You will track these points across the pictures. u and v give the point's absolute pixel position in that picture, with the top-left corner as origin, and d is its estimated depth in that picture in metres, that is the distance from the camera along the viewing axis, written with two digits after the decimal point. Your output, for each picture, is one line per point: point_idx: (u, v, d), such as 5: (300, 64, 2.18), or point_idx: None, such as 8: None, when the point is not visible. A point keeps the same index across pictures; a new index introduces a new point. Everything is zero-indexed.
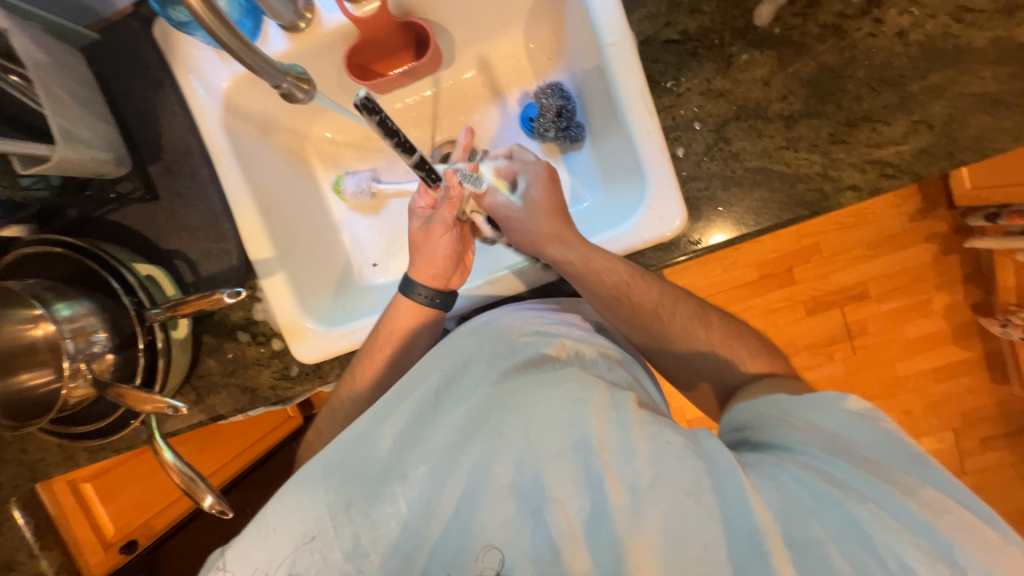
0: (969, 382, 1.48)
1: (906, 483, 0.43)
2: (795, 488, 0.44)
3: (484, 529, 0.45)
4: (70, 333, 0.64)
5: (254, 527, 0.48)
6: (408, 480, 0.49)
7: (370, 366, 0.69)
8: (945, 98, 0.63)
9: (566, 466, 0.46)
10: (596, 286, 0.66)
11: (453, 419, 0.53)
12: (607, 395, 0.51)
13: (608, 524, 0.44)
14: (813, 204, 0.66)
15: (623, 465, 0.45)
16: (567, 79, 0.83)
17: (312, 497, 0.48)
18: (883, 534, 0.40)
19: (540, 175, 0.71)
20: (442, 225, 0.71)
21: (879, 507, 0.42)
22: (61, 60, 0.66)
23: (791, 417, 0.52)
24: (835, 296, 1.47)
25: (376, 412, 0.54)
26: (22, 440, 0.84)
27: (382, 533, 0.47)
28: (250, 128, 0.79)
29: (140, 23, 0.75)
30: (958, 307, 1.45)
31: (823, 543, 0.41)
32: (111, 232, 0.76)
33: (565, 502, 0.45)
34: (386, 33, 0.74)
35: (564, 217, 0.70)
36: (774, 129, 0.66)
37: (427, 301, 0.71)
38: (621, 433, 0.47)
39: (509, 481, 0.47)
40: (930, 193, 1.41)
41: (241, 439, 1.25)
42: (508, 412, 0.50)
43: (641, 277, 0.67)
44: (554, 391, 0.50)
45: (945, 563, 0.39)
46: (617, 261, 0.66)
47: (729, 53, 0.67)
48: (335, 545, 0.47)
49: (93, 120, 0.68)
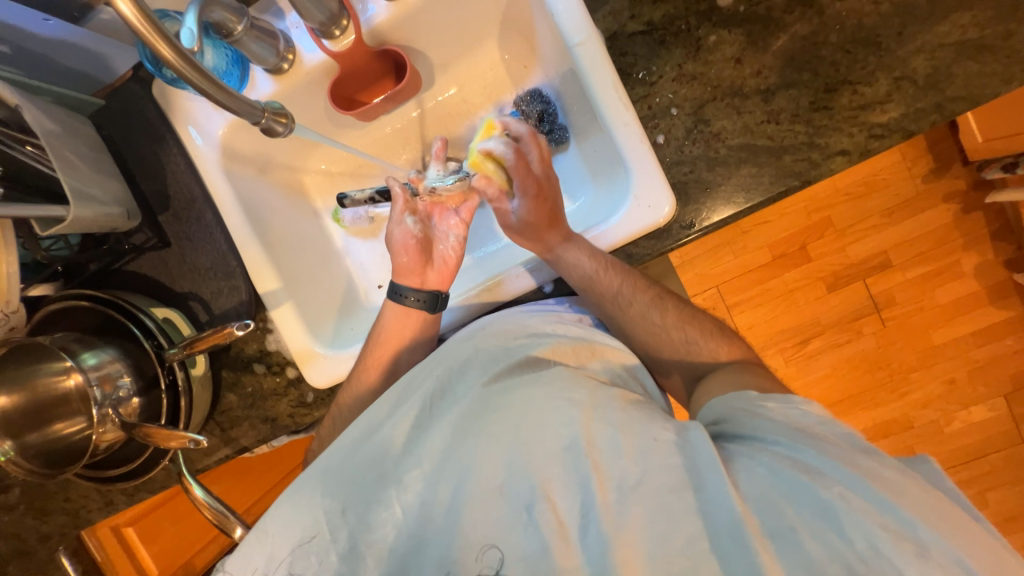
0: (1015, 344, 1.40)
1: (871, 466, 0.44)
2: (769, 478, 0.44)
3: (476, 530, 0.46)
4: (97, 380, 0.68)
5: (252, 534, 0.50)
6: (403, 483, 0.50)
7: (373, 386, 0.70)
8: (925, 51, 0.62)
9: (555, 466, 0.47)
10: (568, 273, 0.69)
11: (445, 421, 0.53)
12: (594, 392, 0.51)
13: (596, 521, 0.44)
14: (803, 173, 0.65)
15: (612, 462, 0.46)
16: (545, 84, 0.85)
17: (310, 500, 0.50)
18: (852, 517, 0.40)
19: (530, 192, 0.68)
20: (394, 218, 0.75)
21: (847, 489, 0.42)
22: (70, 126, 0.70)
23: (759, 408, 0.52)
24: (854, 268, 1.42)
25: (369, 420, 0.55)
26: (66, 489, 0.88)
27: (379, 536, 0.49)
28: (249, 168, 0.83)
29: (140, 84, 0.80)
30: (990, 265, 1.39)
31: (795, 531, 0.41)
32: (130, 281, 0.81)
33: (555, 501, 0.46)
34: (363, 62, 0.76)
35: (556, 226, 0.69)
36: (752, 105, 0.66)
37: (417, 304, 0.73)
38: (610, 431, 0.48)
39: (498, 482, 0.47)
40: (942, 152, 1.36)
41: (272, 472, 1.28)
42: (497, 414, 0.50)
43: (614, 268, 0.68)
44: (545, 390, 0.51)
45: (912, 542, 0.39)
46: (586, 247, 0.68)
47: (697, 36, 0.67)
48: (331, 547, 0.49)
49: (104, 178, 0.72)
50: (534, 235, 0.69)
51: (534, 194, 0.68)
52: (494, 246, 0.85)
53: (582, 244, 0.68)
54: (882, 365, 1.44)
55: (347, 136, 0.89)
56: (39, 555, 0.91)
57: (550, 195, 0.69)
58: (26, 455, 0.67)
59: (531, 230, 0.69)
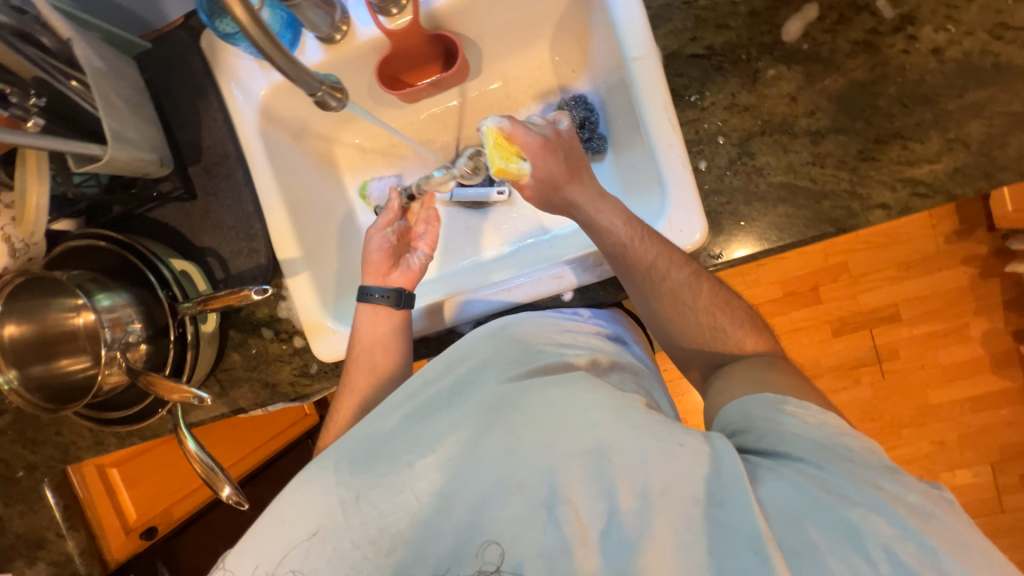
0: (1010, 415, 1.40)
1: (892, 488, 0.44)
2: (793, 495, 0.44)
3: (498, 528, 0.46)
4: (109, 323, 0.67)
5: (269, 515, 0.50)
6: (417, 470, 0.49)
7: (381, 370, 0.70)
8: (982, 116, 0.61)
9: (578, 468, 0.47)
10: (600, 239, 0.66)
11: (463, 416, 0.52)
12: (617, 395, 0.51)
13: (618, 527, 0.45)
14: (840, 221, 0.64)
15: (635, 468, 0.46)
16: (591, 91, 0.85)
17: (326, 488, 0.50)
18: (873, 539, 0.41)
19: (538, 147, 0.66)
20: (378, 225, 0.77)
21: (870, 511, 0.43)
22: (116, 66, 0.70)
23: (781, 421, 0.51)
24: (864, 317, 1.42)
25: (384, 407, 0.56)
26: (59, 424, 0.89)
27: (392, 523, 0.48)
28: (284, 132, 0.82)
29: (189, 33, 0.79)
30: (998, 334, 1.39)
31: (818, 549, 0.41)
32: (151, 228, 0.81)
33: (577, 503, 0.46)
34: (415, 44, 0.76)
35: (578, 176, 0.67)
36: (800, 145, 0.65)
37: (383, 301, 0.73)
38: (634, 435, 0.47)
39: (523, 480, 0.47)
40: (969, 215, 1.35)
41: (259, 433, 1.30)
42: (519, 411, 0.50)
43: (650, 236, 0.64)
44: (568, 391, 0.50)
45: (931, 566, 0.40)
46: (622, 212, 0.65)
47: (756, 67, 0.66)
48: (346, 536, 0.48)
49: (143, 124, 0.71)
50: (561, 194, 0.67)
51: (546, 148, 0.66)
52: (544, 238, 0.83)
53: (618, 208, 0.66)
54: (875, 416, 1.44)
55: (385, 114, 0.89)
56: (24, 483, 0.93)
57: (560, 147, 0.68)
58: (28, 386, 0.68)
59: (553, 188, 0.67)
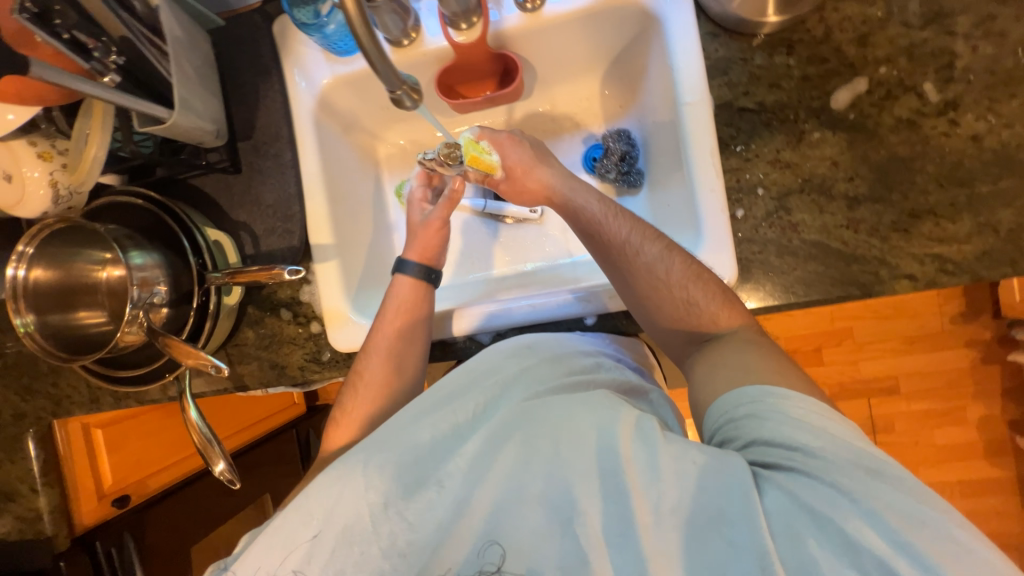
0: (999, 504, 1.39)
1: (884, 495, 0.43)
2: (789, 504, 0.44)
3: (516, 537, 0.47)
4: (138, 281, 0.66)
5: (297, 513, 0.49)
6: (443, 484, 0.49)
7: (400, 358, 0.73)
8: (1013, 205, 0.64)
9: (594, 483, 0.47)
10: (575, 217, 0.71)
11: (484, 426, 0.52)
12: (635, 414, 0.51)
13: (634, 539, 0.44)
14: (866, 285, 0.66)
15: (650, 485, 0.46)
16: (635, 127, 0.87)
17: (357, 494, 0.48)
18: (867, 551, 0.41)
19: (504, 138, 0.76)
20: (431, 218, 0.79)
21: (863, 522, 0.42)
22: (191, 37, 0.72)
23: (766, 427, 0.50)
24: (864, 385, 1.42)
25: (405, 415, 0.55)
26: (58, 375, 0.89)
27: (416, 529, 0.48)
28: (335, 123, 0.85)
29: (262, 17, 0.82)
30: (994, 420, 1.39)
31: (819, 564, 0.41)
32: (190, 195, 0.82)
33: (592, 515, 0.46)
34: (478, 59, 0.79)
35: (546, 158, 0.75)
36: (836, 207, 0.67)
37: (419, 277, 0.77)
38: (648, 452, 0.47)
39: (540, 490, 0.48)
40: (976, 299, 1.38)
41: (248, 413, 1.32)
42: (538, 422, 0.51)
43: (622, 214, 0.69)
44: (585, 405, 0.51)
45: None
46: (593, 193, 0.72)
47: (802, 128, 0.69)
48: (374, 542, 0.48)
49: (206, 94, 0.73)
50: (535, 170, 0.74)
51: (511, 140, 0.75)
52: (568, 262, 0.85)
53: (590, 190, 0.72)
54: None
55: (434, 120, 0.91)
56: (10, 429, 0.92)
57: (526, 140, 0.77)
58: (43, 332, 0.67)
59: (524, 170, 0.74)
